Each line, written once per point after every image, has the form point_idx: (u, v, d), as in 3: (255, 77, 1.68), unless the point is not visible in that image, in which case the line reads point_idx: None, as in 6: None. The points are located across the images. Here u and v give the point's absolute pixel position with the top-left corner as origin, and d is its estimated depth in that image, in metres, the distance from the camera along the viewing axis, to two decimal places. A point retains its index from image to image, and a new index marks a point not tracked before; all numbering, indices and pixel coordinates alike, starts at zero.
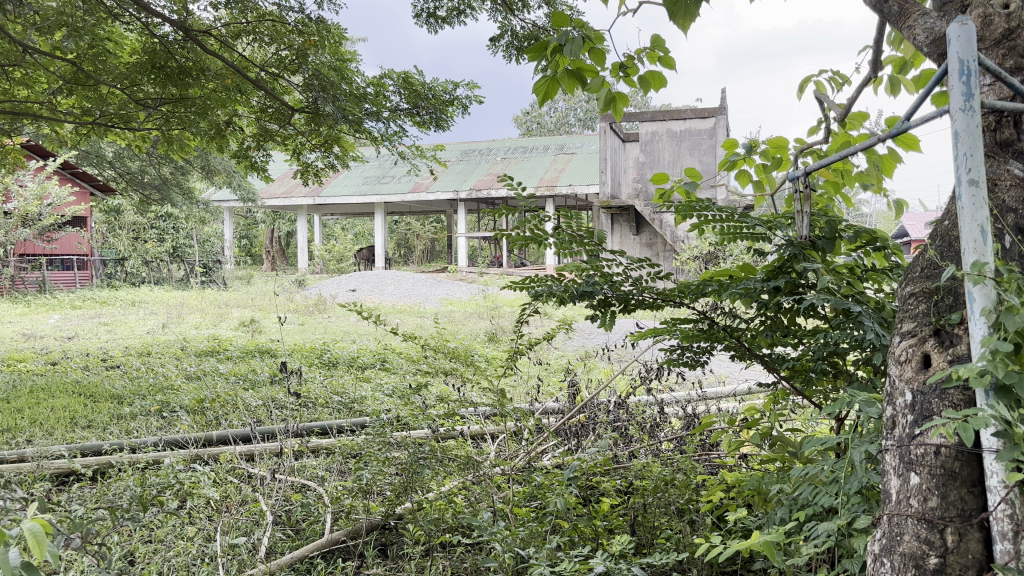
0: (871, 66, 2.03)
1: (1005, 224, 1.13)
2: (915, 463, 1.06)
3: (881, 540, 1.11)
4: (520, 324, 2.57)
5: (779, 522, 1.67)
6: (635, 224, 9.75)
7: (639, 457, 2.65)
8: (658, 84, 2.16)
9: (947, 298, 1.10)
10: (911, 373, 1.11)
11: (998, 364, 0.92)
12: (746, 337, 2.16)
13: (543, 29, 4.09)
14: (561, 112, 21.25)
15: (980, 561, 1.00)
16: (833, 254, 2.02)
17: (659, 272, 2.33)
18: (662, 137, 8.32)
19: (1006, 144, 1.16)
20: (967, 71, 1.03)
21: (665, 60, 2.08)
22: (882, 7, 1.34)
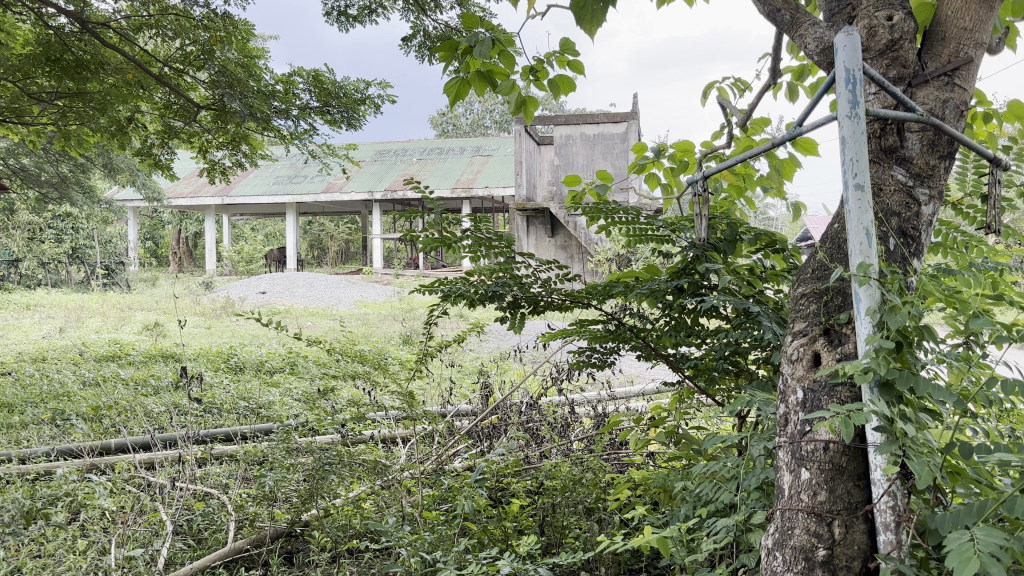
0: (770, 74, 2.10)
1: (889, 227, 1.18)
2: (806, 459, 1.09)
3: (773, 535, 1.13)
4: (429, 325, 2.56)
5: (683, 519, 1.70)
6: (549, 227, 9.85)
7: (550, 458, 2.66)
8: (567, 89, 2.18)
9: (836, 299, 1.14)
10: (802, 371, 1.14)
11: (880, 361, 0.97)
12: (652, 337, 2.20)
13: (455, 30, 4.07)
14: (476, 114, 21.23)
15: (864, 551, 1.04)
16: (734, 256, 2.08)
17: (568, 274, 2.35)
18: (576, 141, 8.39)
19: (890, 150, 1.20)
20: (852, 79, 1.07)
21: (574, 65, 2.10)
22: (774, 16, 1.39)
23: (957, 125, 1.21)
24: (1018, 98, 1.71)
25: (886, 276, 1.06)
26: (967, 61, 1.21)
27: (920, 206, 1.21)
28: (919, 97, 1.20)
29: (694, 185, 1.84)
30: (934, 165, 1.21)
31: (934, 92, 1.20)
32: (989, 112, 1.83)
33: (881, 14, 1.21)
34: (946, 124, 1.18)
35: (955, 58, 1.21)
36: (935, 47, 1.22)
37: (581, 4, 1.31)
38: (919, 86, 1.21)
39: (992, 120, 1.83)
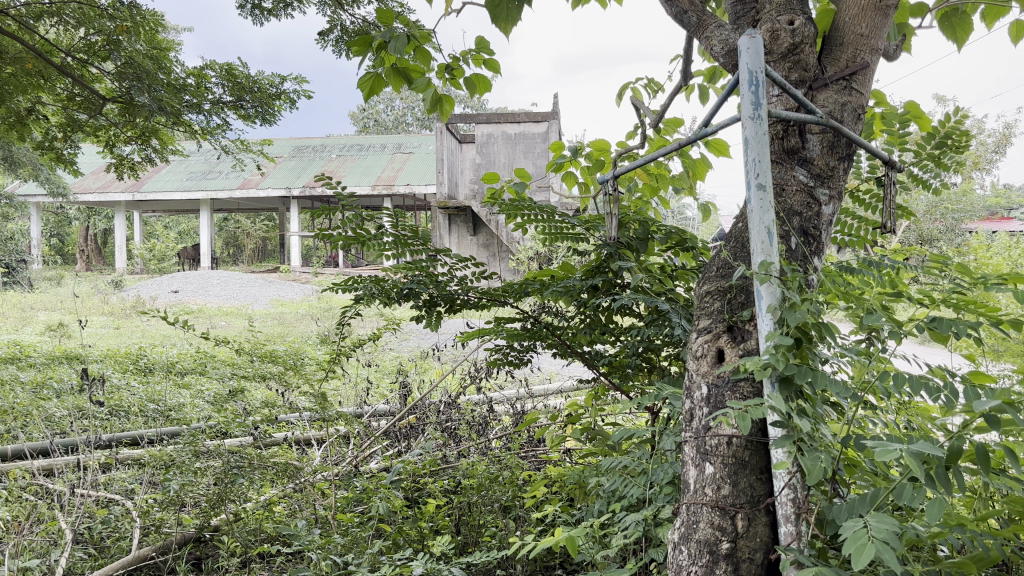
0: (682, 77, 2.13)
1: (791, 227, 1.21)
2: (709, 454, 1.11)
3: (679, 530, 1.15)
4: (343, 324, 2.52)
5: (597, 514, 1.72)
6: (471, 225, 9.88)
7: (467, 457, 2.66)
8: (484, 88, 2.17)
9: (739, 296, 1.17)
10: (707, 367, 1.16)
11: (781, 357, 1.00)
12: (567, 335, 2.22)
13: (373, 25, 4.03)
14: (397, 111, 21.04)
15: (766, 543, 1.07)
16: (647, 255, 2.12)
17: (484, 272, 2.34)
18: (497, 140, 8.40)
19: (792, 151, 1.23)
20: (755, 81, 1.09)
21: (490, 64, 2.10)
22: (681, 18, 1.41)
23: (855, 127, 1.25)
24: (915, 100, 1.81)
25: (787, 273, 1.09)
26: (864, 66, 1.25)
27: (821, 206, 1.24)
28: (819, 101, 1.24)
29: (605, 184, 1.86)
30: (834, 166, 1.25)
31: (833, 95, 1.24)
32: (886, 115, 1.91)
33: (783, 18, 1.23)
34: (845, 127, 1.22)
35: (853, 63, 1.25)
36: (835, 51, 1.26)
37: (495, 3, 1.31)
38: (819, 90, 1.25)
39: (887, 124, 1.91)
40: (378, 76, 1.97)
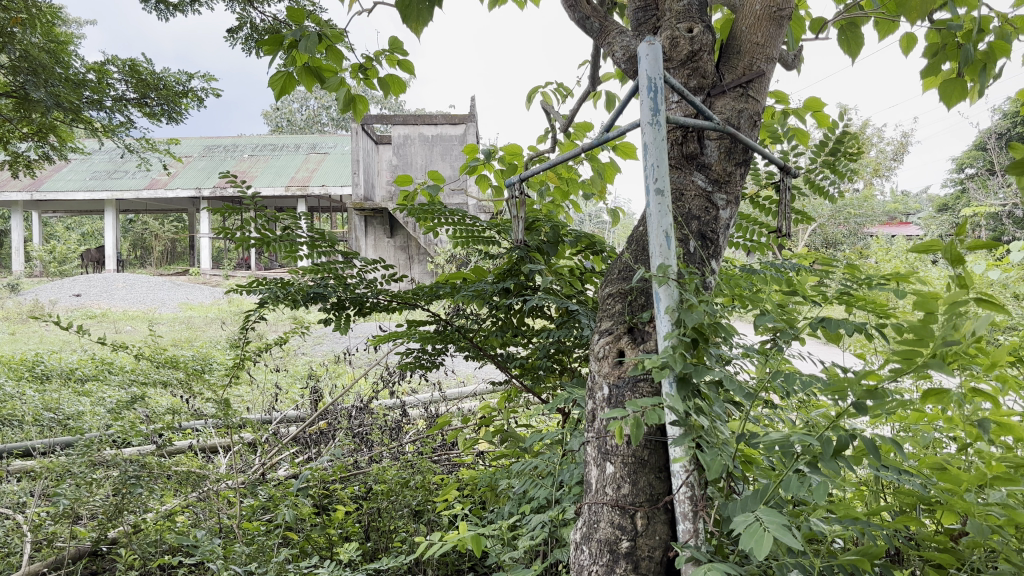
0: (590, 82, 2.16)
1: (690, 231, 1.24)
2: (610, 453, 1.13)
3: (582, 530, 1.16)
4: (248, 328, 2.46)
5: (507, 516, 1.73)
6: (388, 227, 9.81)
7: (379, 462, 2.63)
8: (397, 89, 2.16)
9: (639, 298, 1.20)
10: (608, 368, 1.18)
11: (677, 357, 1.02)
12: (478, 338, 2.22)
13: (283, 24, 3.95)
14: (312, 111, 20.68)
15: (665, 541, 1.09)
16: (557, 257, 2.14)
17: (394, 274, 2.32)
18: (414, 141, 8.37)
19: (691, 156, 1.26)
20: (653, 87, 1.11)
21: (404, 65, 2.09)
22: (584, 24, 1.43)
23: (751, 134, 1.29)
24: (813, 96, 1.87)
25: (684, 276, 1.12)
26: (760, 74, 1.29)
27: (718, 211, 1.28)
28: (717, 107, 1.27)
29: (512, 187, 1.87)
30: (731, 172, 1.28)
31: (730, 102, 1.27)
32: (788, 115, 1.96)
33: (682, 25, 1.26)
34: (741, 133, 1.25)
35: (749, 71, 1.29)
36: (732, 60, 1.30)
37: (405, 2, 1.27)
38: (717, 97, 1.28)
39: (786, 130, 1.98)
40: (289, 74, 1.92)
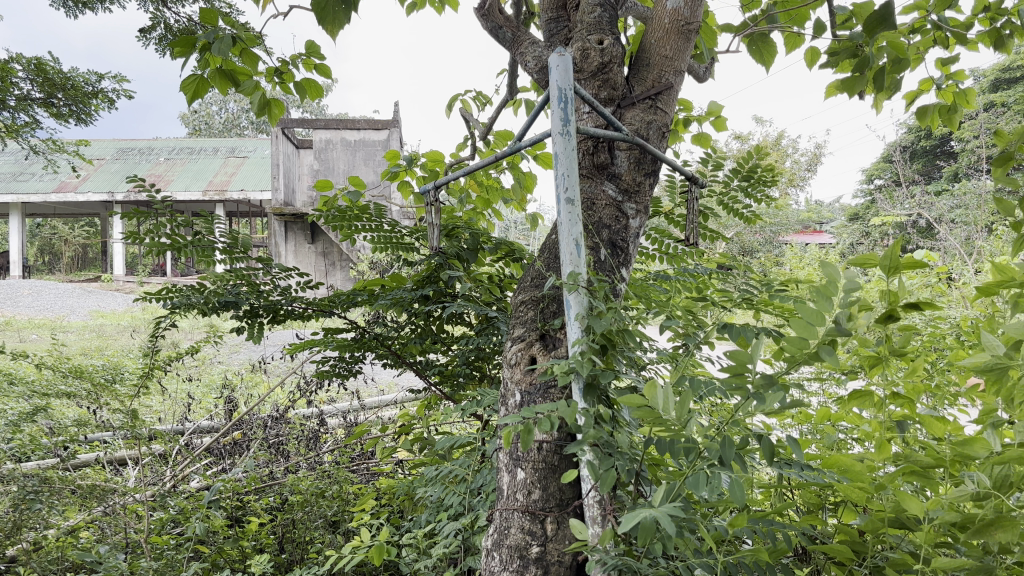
0: (508, 90, 2.18)
1: (601, 239, 1.26)
2: (521, 459, 1.14)
3: (493, 536, 1.16)
4: (159, 336, 2.39)
5: (424, 524, 1.72)
6: (309, 233, 9.66)
7: (296, 473, 2.59)
8: (314, 93, 2.13)
9: (551, 305, 1.21)
10: (520, 374, 1.19)
11: (587, 362, 1.04)
12: (396, 346, 2.21)
13: (198, 25, 3.86)
14: (231, 114, 20.24)
15: (574, 545, 1.10)
16: (477, 264, 2.15)
17: (309, 280, 2.28)
18: (336, 146, 8.28)
19: (601, 166, 1.29)
20: (563, 98, 1.13)
21: (321, 69, 2.07)
22: (496, 34, 1.44)
23: (660, 144, 1.33)
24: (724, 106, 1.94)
25: (594, 284, 1.14)
26: (668, 87, 1.32)
27: (628, 220, 1.31)
28: (627, 118, 1.30)
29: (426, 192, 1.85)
30: (640, 182, 1.32)
31: (640, 114, 1.29)
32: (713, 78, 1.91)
33: (593, 37, 1.27)
34: (650, 144, 1.28)
35: (658, 83, 1.32)
36: (642, 72, 1.33)
37: (321, 3, 1.18)
38: (627, 107, 1.31)
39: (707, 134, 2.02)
40: (202, 78, 1.88)
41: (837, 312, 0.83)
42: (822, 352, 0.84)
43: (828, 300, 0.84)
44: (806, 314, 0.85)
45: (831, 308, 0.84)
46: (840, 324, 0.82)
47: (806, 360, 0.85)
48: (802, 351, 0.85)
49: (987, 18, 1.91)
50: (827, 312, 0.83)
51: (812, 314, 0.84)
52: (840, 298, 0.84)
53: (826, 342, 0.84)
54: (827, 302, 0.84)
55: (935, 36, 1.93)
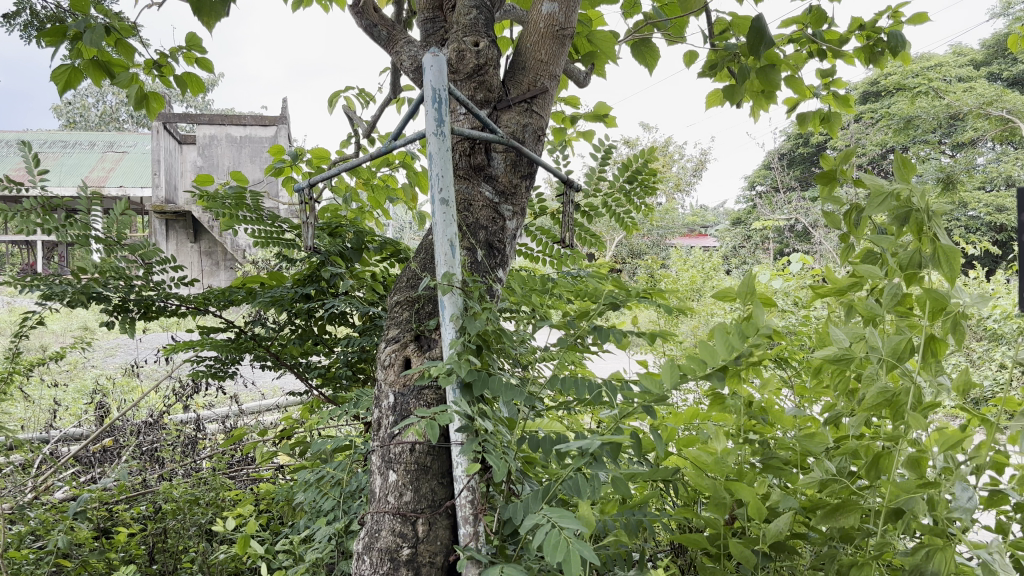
0: (392, 89, 2.16)
1: (478, 240, 1.27)
2: (393, 461, 1.13)
3: (364, 540, 1.15)
4: (18, 338, 2.25)
5: (303, 529, 1.68)
6: (191, 232, 9.33)
7: (170, 480, 2.49)
8: (196, 88, 2.06)
9: (427, 306, 1.21)
10: (394, 376, 1.18)
11: (461, 363, 1.04)
12: (275, 348, 2.15)
13: (68, 12, 3.66)
14: (107, 107, 19.31)
15: (446, 545, 1.10)
16: (360, 264, 2.12)
17: (183, 277, 2.19)
18: (220, 142, 7.98)
19: (478, 168, 1.29)
20: (438, 98, 1.12)
21: (202, 63, 2.01)
22: (370, 32, 1.43)
23: (535, 147, 1.35)
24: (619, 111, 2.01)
25: (469, 284, 1.14)
26: (543, 91, 1.35)
27: (505, 221, 1.32)
28: (503, 120, 1.31)
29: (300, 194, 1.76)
30: (517, 184, 1.34)
31: (515, 117, 1.31)
32: (587, 48, 1.97)
33: (468, 39, 1.28)
34: (525, 147, 1.30)
35: (533, 87, 1.34)
36: (517, 75, 1.35)
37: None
38: (503, 110, 1.32)
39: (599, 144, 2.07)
40: (74, 68, 1.78)
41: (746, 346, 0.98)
42: (718, 374, 1.00)
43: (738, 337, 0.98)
44: (715, 344, 0.99)
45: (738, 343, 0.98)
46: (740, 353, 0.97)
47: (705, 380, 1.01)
48: (700, 373, 1.01)
49: (863, 36, 2.02)
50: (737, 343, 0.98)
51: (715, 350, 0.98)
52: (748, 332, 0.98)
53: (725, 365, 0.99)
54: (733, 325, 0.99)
55: (812, 48, 2.03)
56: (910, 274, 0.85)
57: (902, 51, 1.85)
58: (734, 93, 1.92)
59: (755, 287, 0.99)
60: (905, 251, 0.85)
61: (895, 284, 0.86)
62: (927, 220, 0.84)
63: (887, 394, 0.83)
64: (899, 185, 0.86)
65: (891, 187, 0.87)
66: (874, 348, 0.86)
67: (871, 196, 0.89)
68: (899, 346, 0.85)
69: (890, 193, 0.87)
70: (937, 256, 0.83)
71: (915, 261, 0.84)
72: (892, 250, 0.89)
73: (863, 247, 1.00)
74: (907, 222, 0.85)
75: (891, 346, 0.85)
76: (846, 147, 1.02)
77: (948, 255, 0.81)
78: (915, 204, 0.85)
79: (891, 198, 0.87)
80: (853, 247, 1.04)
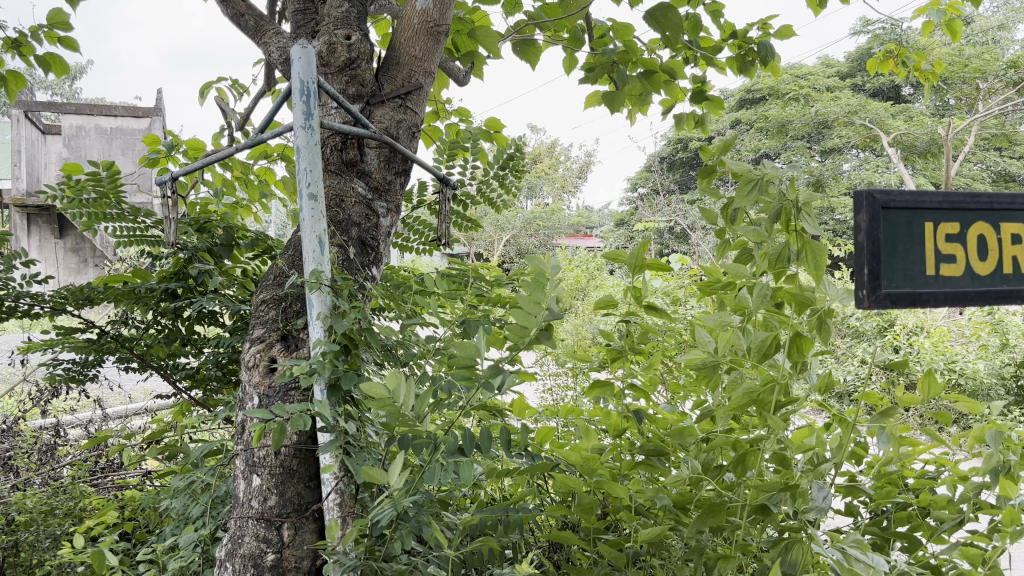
0: (266, 80, 2.09)
1: (350, 237, 1.24)
2: (257, 466, 1.10)
3: (226, 547, 1.11)
4: None
5: (166, 538, 1.60)
6: (56, 227, 8.83)
7: (26, 490, 2.33)
8: (60, 70, 1.94)
9: (294, 304, 1.19)
10: (258, 377, 1.14)
11: (325, 364, 1.02)
12: (140, 349, 2.04)
13: None
14: None
15: (313, 549, 1.08)
16: (230, 260, 2.04)
17: (37, 275, 2.05)
18: (89, 132, 7.63)
19: (351, 163, 1.27)
20: (307, 91, 1.09)
21: (65, 43, 1.90)
22: (236, 20, 1.38)
23: (410, 144, 1.34)
24: (498, 116, 2.02)
25: (338, 282, 1.12)
26: (418, 88, 1.33)
27: (378, 218, 1.30)
28: (376, 116, 1.30)
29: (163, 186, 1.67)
30: (391, 181, 1.33)
31: (389, 112, 1.30)
32: (468, 46, 1.96)
33: (340, 32, 1.25)
34: (399, 144, 1.29)
35: (407, 83, 1.33)
36: (391, 71, 1.33)
37: None
38: (376, 105, 1.30)
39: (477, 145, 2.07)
40: None
41: (551, 300, 0.94)
42: (539, 337, 0.94)
43: (539, 288, 0.93)
44: (526, 304, 0.93)
45: (544, 297, 0.93)
46: (554, 307, 0.93)
47: (529, 345, 0.93)
48: (524, 339, 0.94)
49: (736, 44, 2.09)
50: (544, 299, 0.94)
51: (533, 303, 0.93)
52: (547, 286, 0.95)
53: (546, 328, 0.94)
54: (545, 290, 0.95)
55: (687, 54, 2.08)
56: (778, 270, 0.87)
57: (769, 62, 1.93)
58: (613, 98, 1.95)
59: (646, 259, 0.99)
60: (774, 249, 0.85)
61: (765, 283, 0.86)
62: (796, 212, 0.83)
63: (752, 393, 0.85)
64: (767, 174, 0.85)
65: (759, 176, 0.85)
66: (742, 347, 0.87)
67: (741, 185, 0.87)
68: (764, 343, 0.85)
69: (757, 181, 0.85)
70: (804, 253, 0.83)
71: (783, 257, 0.84)
72: (761, 241, 0.89)
73: (738, 242, 1.00)
74: (777, 216, 0.84)
75: (758, 345, 0.86)
76: (724, 142, 1.02)
77: (814, 253, 0.81)
78: (784, 199, 0.84)
79: (758, 187, 0.86)
80: (729, 241, 1.05)
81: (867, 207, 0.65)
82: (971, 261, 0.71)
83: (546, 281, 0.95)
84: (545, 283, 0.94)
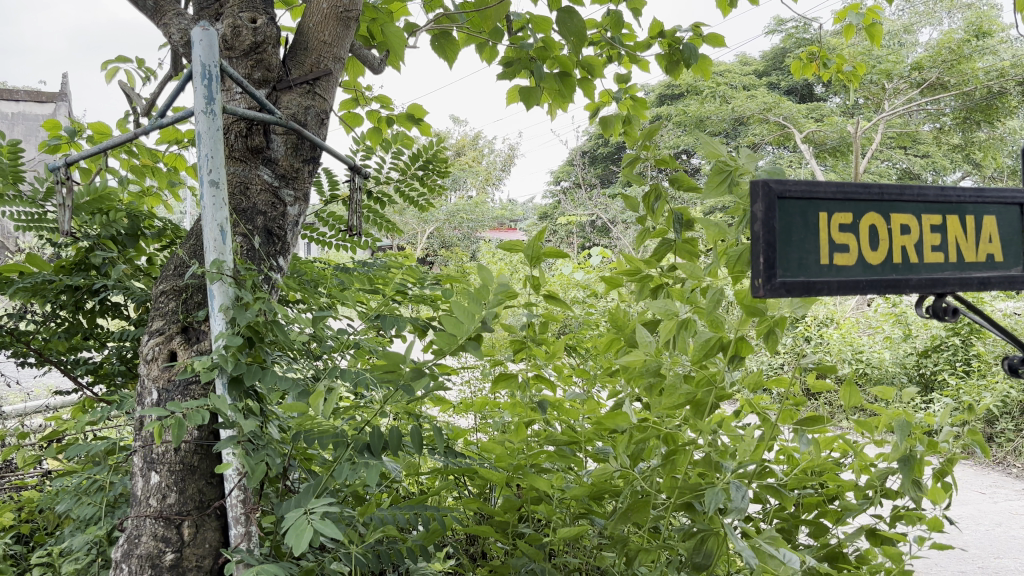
0: (173, 64, 2.02)
1: (254, 226, 1.21)
2: (156, 462, 1.06)
3: (122, 548, 1.07)
4: None
5: (63, 540, 1.53)
6: None
7: None
8: None
9: (195, 296, 1.15)
10: (157, 370, 1.11)
11: (229, 358, 0.99)
12: (38, 343, 1.94)
13: None
14: None
15: (214, 548, 1.05)
16: (135, 250, 1.96)
17: None
18: None
19: (255, 150, 1.23)
20: (207, 75, 1.05)
21: None
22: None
23: (318, 131, 1.30)
24: (418, 104, 1.99)
25: (241, 273, 1.09)
26: (326, 73, 1.30)
27: (285, 207, 1.27)
28: (283, 102, 1.26)
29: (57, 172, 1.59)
30: (298, 168, 1.29)
31: (296, 99, 1.27)
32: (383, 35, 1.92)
33: (245, 15, 1.22)
34: (307, 130, 1.26)
35: (316, 68, 1.30)
36: (299, 55, 1.30)
37: None
38: (282, 91, 1.27)
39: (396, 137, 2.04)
40: None
41: (487, 311, 0.93)
42: (468, 345, 0.92)
43: (478, 301, 0.93)
44: (458, 312, 0.91)
45: (481, 308, 0.92)
46: (488, 319, 0.91)
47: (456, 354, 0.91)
48: (452, 346, 0.92)
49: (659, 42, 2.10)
50: (480, 311, 0.93)
51: (466, 311, 0.91)
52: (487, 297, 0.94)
53: (477, 336, 0.92)
54: (479, 302, 0.93)
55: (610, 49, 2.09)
56: (736, 270, 0.92)
57: (692, 63, 1.95)
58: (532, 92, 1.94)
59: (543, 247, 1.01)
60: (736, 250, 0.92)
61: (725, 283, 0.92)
62: None
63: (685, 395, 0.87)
64: (739, 167, 0.93)
65: (734, 171, 0.93)
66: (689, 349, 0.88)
67: (710, 177, 0.93)
68: (709, 343, 0.87)
69: (733, 178, 0.93)
70: None
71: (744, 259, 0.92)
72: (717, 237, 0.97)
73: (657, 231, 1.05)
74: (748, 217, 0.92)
75: (703, 344, 0.88)
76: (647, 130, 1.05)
77: None
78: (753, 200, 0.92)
79: (729, 181, 0.93)
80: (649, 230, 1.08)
81: (762, 199, 0.67)
82: (864, 251, 0.73)
83: (485, 293, 0.93)
84: (486, 296, 0.93)
